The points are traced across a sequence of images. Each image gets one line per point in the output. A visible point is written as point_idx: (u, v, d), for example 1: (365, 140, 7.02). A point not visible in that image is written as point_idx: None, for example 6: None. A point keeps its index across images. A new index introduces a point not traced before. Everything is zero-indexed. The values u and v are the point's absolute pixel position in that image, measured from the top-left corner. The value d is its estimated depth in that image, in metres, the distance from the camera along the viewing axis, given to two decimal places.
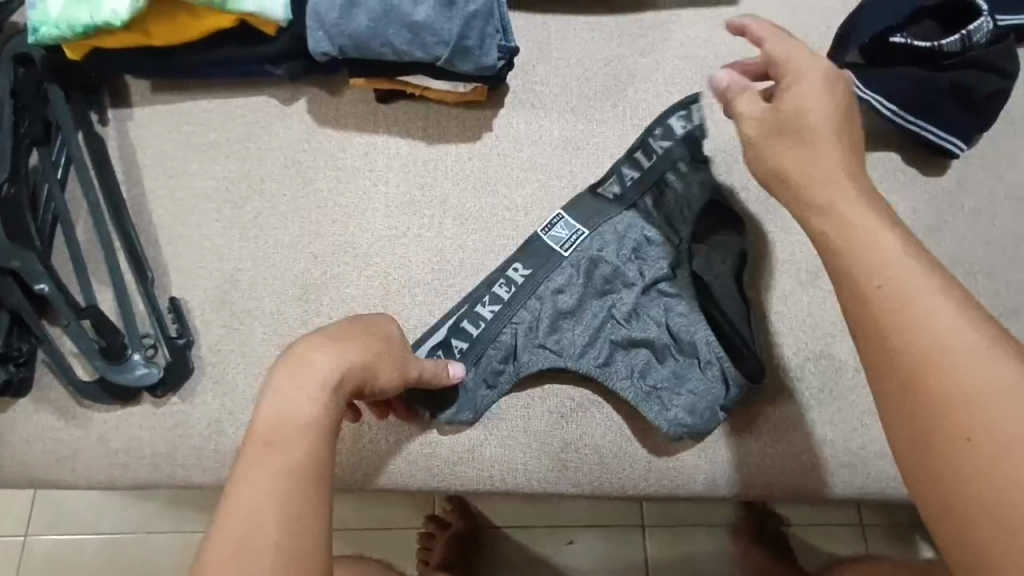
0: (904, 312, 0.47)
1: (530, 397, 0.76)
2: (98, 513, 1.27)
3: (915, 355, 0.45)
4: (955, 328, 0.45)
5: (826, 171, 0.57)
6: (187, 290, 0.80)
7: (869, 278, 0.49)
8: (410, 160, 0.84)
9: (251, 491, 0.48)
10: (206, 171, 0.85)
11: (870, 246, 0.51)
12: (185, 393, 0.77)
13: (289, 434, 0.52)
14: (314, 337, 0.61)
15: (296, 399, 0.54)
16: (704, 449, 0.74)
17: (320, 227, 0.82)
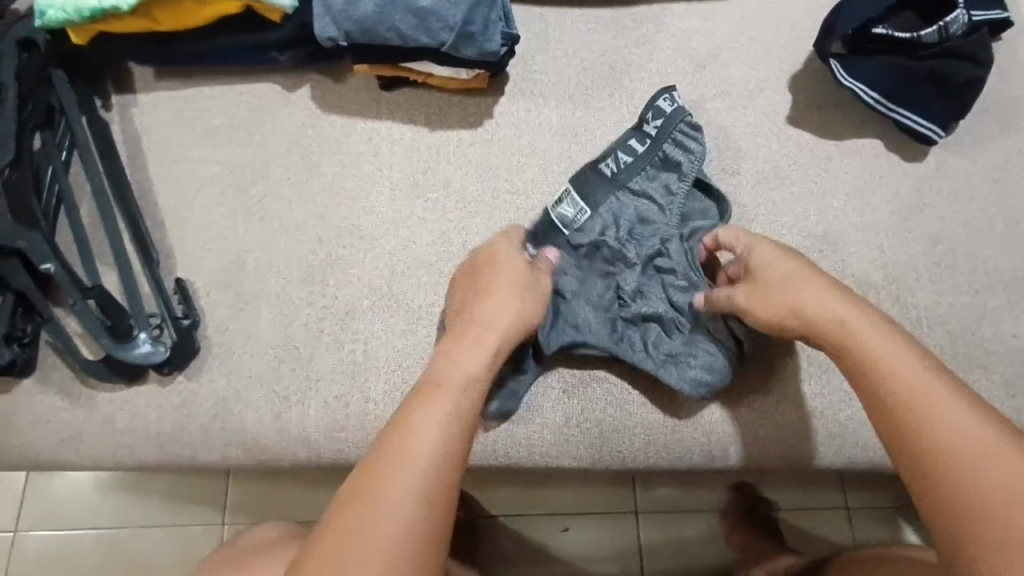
0: (902, 401, 0.56)
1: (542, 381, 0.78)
2: (92, 507, 1.26)
3: (934, 459, 0.53)
4: (963, 421, 0.53)
5: (811, 281, 0.66)
6: (192, 272, 0.81)
7: (880, 373, 0.58)
8: (413, 146, 0.86)
9: (403, 427, 0.56)
10: (210, 155, 0.86)
11: (868, 348, 0.60)
12: (192, 373, 0.78)
13: (466, 382, 0.61)
14: (484, 288, 0.70)
15: (477, 358, 0.63)
16: (700, 422, 0.77)
17: (325, 210, 0.83)
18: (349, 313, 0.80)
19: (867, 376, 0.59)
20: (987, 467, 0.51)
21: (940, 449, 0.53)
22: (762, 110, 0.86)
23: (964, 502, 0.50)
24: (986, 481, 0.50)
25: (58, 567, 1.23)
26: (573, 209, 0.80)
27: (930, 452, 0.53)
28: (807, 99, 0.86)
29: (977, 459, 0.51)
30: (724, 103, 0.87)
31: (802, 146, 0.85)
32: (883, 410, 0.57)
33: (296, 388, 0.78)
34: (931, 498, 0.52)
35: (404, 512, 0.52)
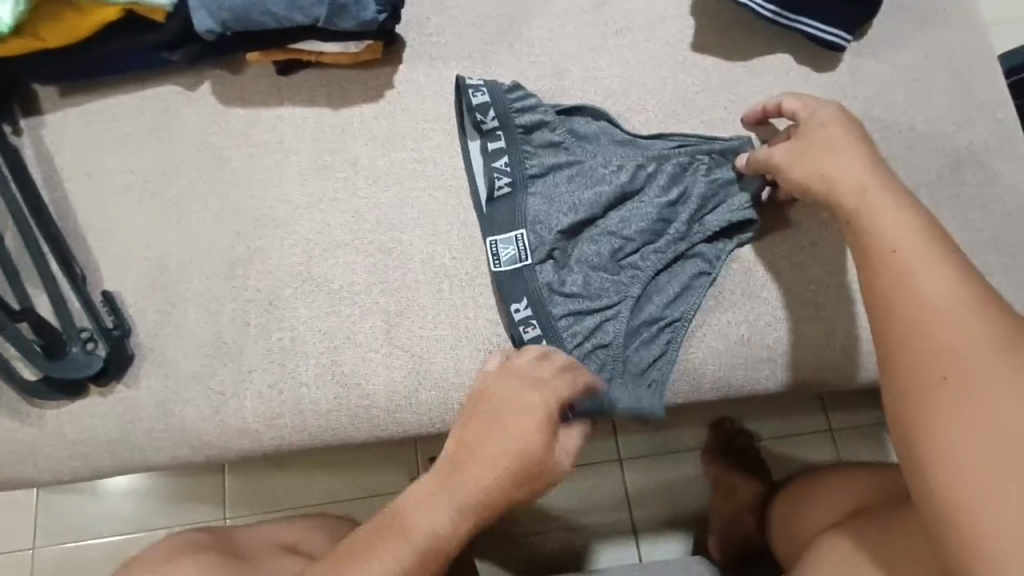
0: (894, 255, 0.60)
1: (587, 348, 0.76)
2: (97, 519, 1.32)
3: (908, 314, 0.57)
4: (945, 283, 0.57)
5: (831, 157, 0.68)
6: (118, 282, 0.83)
7: (875, 232, 0.62)
8: (318, 128, 0.85)
9: (356, 556, 0.57)
10: (123, 165, 0.86)
11: (877, 209, 0.64)
12: (130, 379, 0.80)
13: (434, 539, 0.59)
14: (468, 465, 0.62)
15: (446, 503, 0.60)
16: (629, 367, 0.76)
17: (238, 204, 0.84)
18: (274, 302, 0.81)
19: (867, 242, 0.63)
20: (946, 320, 0.55)
21: (912, 300, 0.57)
22: (666, 41, 0.83)
23: (911, 346, 0.56)
24: (946, 330, 0.55)
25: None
26: (566, 170, 0.80)
27: (908, 305, 0.57)
28: (709, 23, 0.83)
29: (939, 316, 0.56)
30: (626, 39, 0.84)
31: (708, 71, 0.82)
32: (870, 265, 0.62)
33: (231, 382, 0.79)
34: (893, 345, 0.57)
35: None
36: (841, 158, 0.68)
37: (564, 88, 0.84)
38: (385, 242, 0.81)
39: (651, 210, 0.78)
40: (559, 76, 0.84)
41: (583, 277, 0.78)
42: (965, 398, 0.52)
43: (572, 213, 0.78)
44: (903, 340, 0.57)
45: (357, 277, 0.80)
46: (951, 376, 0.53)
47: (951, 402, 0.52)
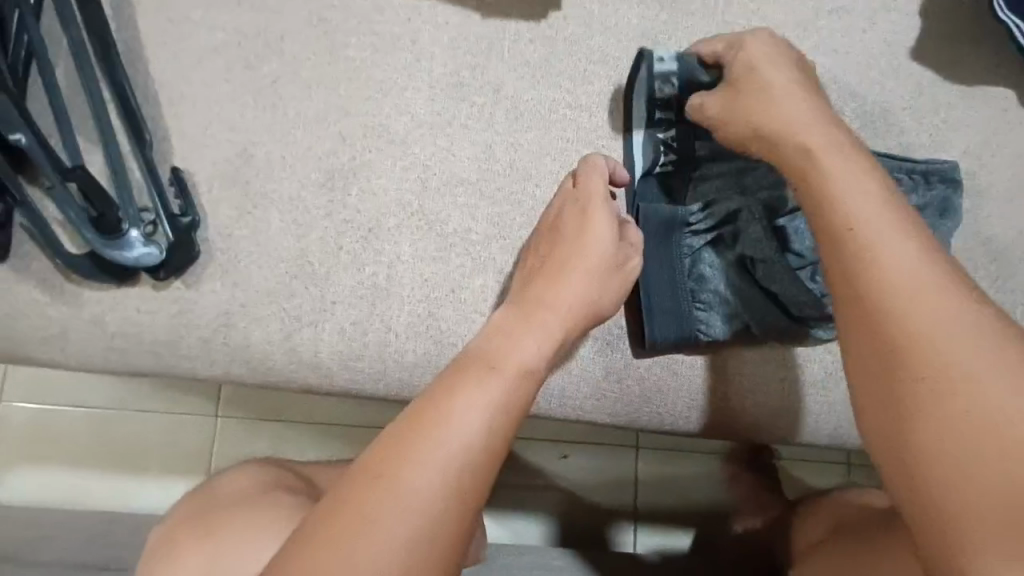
0: (893, 284, 0.46)
1: (714, 367, 0.70)
2: (79, 387, 1.19)
3: (919, 365, 0.43)
4: (949, 324, 0.43)
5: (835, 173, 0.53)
6: (192, 162, 0.69)
7: (857, 252, 0.48)
8: (460, 35, 0.71)
9: (443, 401, 0.49)
10: (215, 19, 0.70)
11: (858, 213, 0.50)
12: (191, 279, 0.68)
13: (524, 369, 0.53)
14: (559, 253, 0.62)
15: (530, 335, 0.56)
16: (754, 392, 0.70)
17: (350, 104, 0.70)
18: (374, 230, 0.69)
19: (858, 272, 0.47)
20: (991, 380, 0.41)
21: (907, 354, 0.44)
22: (884, 37, 0.71)
23: (918, 408, 0.42)
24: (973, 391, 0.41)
25: (44, 445, 1.18)
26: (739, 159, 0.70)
27: (906, 349, 0.44)
28: (939, 28, 0.71)
29: (980, 376, 0.41)
30: (839, 22, 0.71)
31: (921, 89, 0.71)
32: (858, 286, 0.47)
33: (309, 309, 0.69)
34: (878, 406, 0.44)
35: (414, 517, 0.45)
36: (829, 148, 0.55)
37: None
38: (515, 192, 0.70)
39: None
40: None
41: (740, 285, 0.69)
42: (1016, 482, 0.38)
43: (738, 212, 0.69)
44: (919, 396, 0.42)
45: (475, 225, 0.70)
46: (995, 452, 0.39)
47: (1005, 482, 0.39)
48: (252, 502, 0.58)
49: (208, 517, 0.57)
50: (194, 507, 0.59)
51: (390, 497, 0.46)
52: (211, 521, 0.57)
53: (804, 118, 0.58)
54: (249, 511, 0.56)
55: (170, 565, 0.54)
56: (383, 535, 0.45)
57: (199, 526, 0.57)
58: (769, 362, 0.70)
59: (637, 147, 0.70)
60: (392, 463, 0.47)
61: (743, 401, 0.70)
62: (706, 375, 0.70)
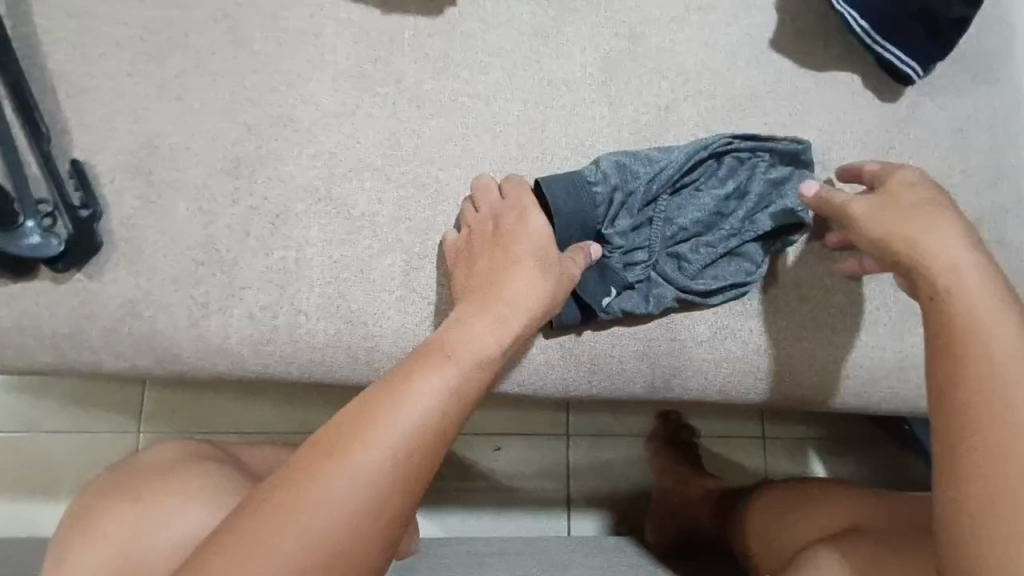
0: (958, 310, 0.58)
1: (614, 333, 0.75)
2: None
3: (975, 387, 0.54)
4: (1009, 341, 0.55)
5: (939, 222, 0.63)
6: (93, 154, 0.69)
7: (959, 304, 0.58)
8: (362, 29, 0.75)
9: (404, 387, 0.55)
10: (114, 14, 0.71)
11: (963, 268, 0.60)
12: (93, 270, 0.68)
13: (477, 357, 0.60)
14: (505, 248, 0.69)
15: (485, 326, 0.63)
16: (648, 352, 0.75)
17: (255, 95, 0.72)
18: (281, 216, 0.71)
19: (937, 322, 0.58)
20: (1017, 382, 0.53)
21: (975, 364, 0.55)
22: (748, 31, 0.80)
23: (981, 410, 0.53)
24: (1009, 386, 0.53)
25: None
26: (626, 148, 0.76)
27: (966, 379, 0.55)
28: (793, 23, 0.80)
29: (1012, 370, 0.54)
30: (708, 18, 0.80)
31: (781, 76, 0.80)
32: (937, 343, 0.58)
33: (218, 295, 0.70)
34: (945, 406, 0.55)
35: (362, 485, 0.50)
36: (942, 244, 0.61)
37: (637, 54, 0.78)
38: (419, 176, 0.74)
39: (707, 202, 0.75)
40: (634, 40, 0.79)
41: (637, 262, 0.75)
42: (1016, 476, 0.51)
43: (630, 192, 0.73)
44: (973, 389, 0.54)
45: (382, 207, 0.73)
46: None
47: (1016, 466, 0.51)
48: (173, 473, 0.64)
49: (132, 487, 0.63)
50: (116, 479, 0.65)
51: (346, 466, 0.50)
52: (133, 489, 0.63)
53: (950, 249, 0.61)
54: (171, 482, 0.63)
55: (96, 530, 0.60)
56: (332, 496, 0.49)
57: (123, 493, 0.62)
58: (664, 325, 0.76)
59: (533, 132, 0.76)
60: (351, 434, 0.52)
61: (640, 363, 0.75)
62: (607, 341, 0.75)
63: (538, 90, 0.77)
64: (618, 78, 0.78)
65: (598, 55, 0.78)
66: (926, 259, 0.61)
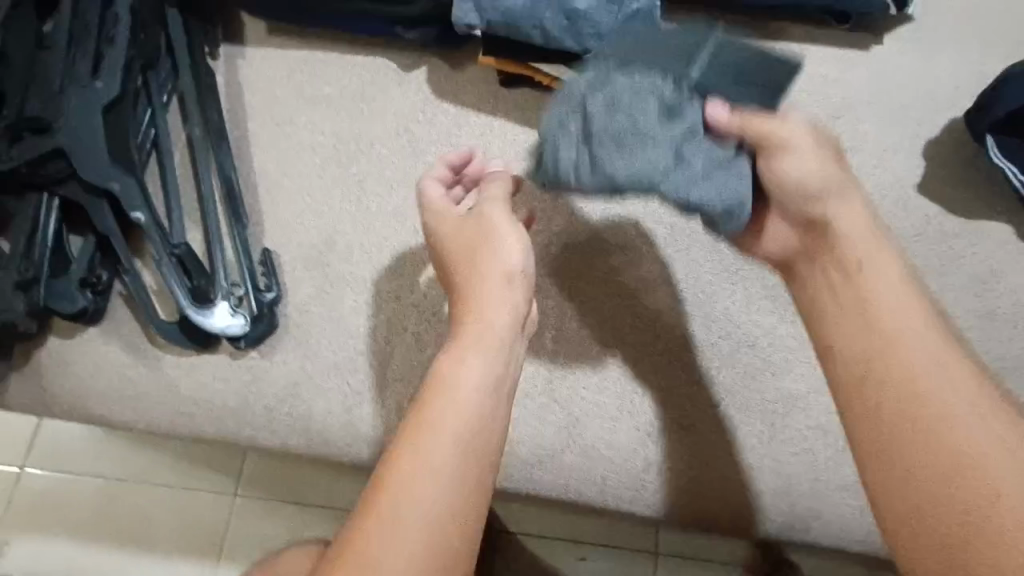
0: (914, 378, 0.48)
1: (751, 465, 0.73)
2: (57, 472, 0.99)
3: (921, 437, 0.46)
4: (975, 425, 0.45)
5: (883, 259, 0.54)
6: (280, 244, 0.77)
7: (883, 344, 0.50)
8: (526, 150, 0.82)
9: (393, 473, 0.49)
10: (313, 125, 0.81)
11: (881, 312, 0.51)
12: (265, 350, 0.73)
13: (472, 400, 0.52)
14: (461, 244, 0.61)
15: (468, 362, 0.54)
16: (786, 489, 0.73)
17: (425, 202, 0.79)
18: (438, 315, 0.75)
19: (867, 352, 0.50)
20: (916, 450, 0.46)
21: (922, 419, 0.46)
22: (894, 173, 0.82)
23: (954, 492, 0.44)
24: (969, 440, 0.45)
25: (43, 513, 0.98)
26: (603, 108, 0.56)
27: (914, 435, 0.46)
28: (940, 169, 0.82)
29: (988, 462, 0.44)
30: (853, 159, 0.83)
31: (928, 218, 0.81)
32: (866, 387, 0.49)
33: (371, 384, 0.73)
34: (873, 436, 0.48)
35: None
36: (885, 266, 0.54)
37: None
38: None
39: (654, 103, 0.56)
40: None
41: (685, 112, 0.56)
42: (988, 526, 0.42)
43: (622, 156, 0.56)
44: (915, 442, 0.46)
45: None
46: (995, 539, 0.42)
47: (989, 526, 0.42)
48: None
49: None
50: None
51: None
52: None
53: (867, 239, 0.55)
54: None
55: None
56: None
57: None
58: (805, 463, 0.73)
59: (678, 254, 0.79)
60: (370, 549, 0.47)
61: (781, 500, 0.72)
62: (747, 474, 0.73)
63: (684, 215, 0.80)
64: None
65: None
66: (873, 332, 0.51)
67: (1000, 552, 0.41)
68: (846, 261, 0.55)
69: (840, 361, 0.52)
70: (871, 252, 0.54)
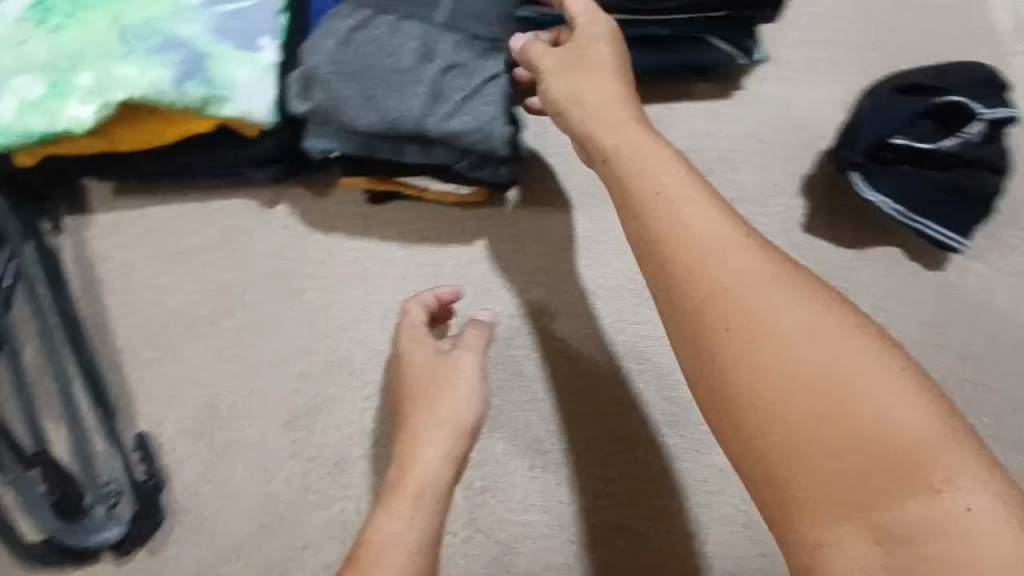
0: (798, 369, 0.41)
1: (695, 554, 0.70)
2: None
3: (798, 434, 0.40)
4: (890, 407, 0.39)
5: (727, 241, 0.46)
6: (156, 422, 0.71)
7: (751, 300, 0.43)
8: (407, 266, 0.78)
9: None
10: (176, 284, 0.76)
11: (756, 304, 0.43)
12: (155, 546, 0.67)
13: (400, 560, 0.52)
14: (422, 385, 0.64)
15: (398, 525, 0.54)
16: (737, 571, 0.69)
17: (309, 343, 0.74)
18: (341, 464, 0.70)
19: (727, 356, 0.43)
20: (817, 418, 0.40)
21: (779, 422, 0.41)
22: (777, 218, 0.82)
23: (863, 493, 0.38)
24: (829, 437, 0.39)
25: None
26: None
27: (795, 421, 0.40)
28: (820, 206, 0.83)
29: (885, 421, 0.39)
30: (736, 210, 0.82)
31: (814, 258, 0.81)
32: (720, 343, 0.43)
33: (280, 559, 0.67)
34: (800, 445, 0.40)
35: None
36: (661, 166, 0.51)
37: None
38: None
39: None
40: None
41: None
42: (880, 507, 0.38)
43: None
44: (830, 444, 0.39)
45: None
46: (909, 537, 0.37)
47: (894, 506, 0.38)
48: None
49: None
50: None
51: None
52: None
53: (714, 230, 0.47)
54: None
55: None
56: None
57: None
58: (751, 539, 0.70)
59: (583, 344, 0.76)
60: None
61: None
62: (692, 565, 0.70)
63: (583, 302, 0.77)
64: None
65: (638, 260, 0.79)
66: (751, 311, 0.43)
67: (884, 506, 0.38)
68: (662, 174, 0.51)
69: (675, 292, 0.46)
70: (722, 232, 0.47)
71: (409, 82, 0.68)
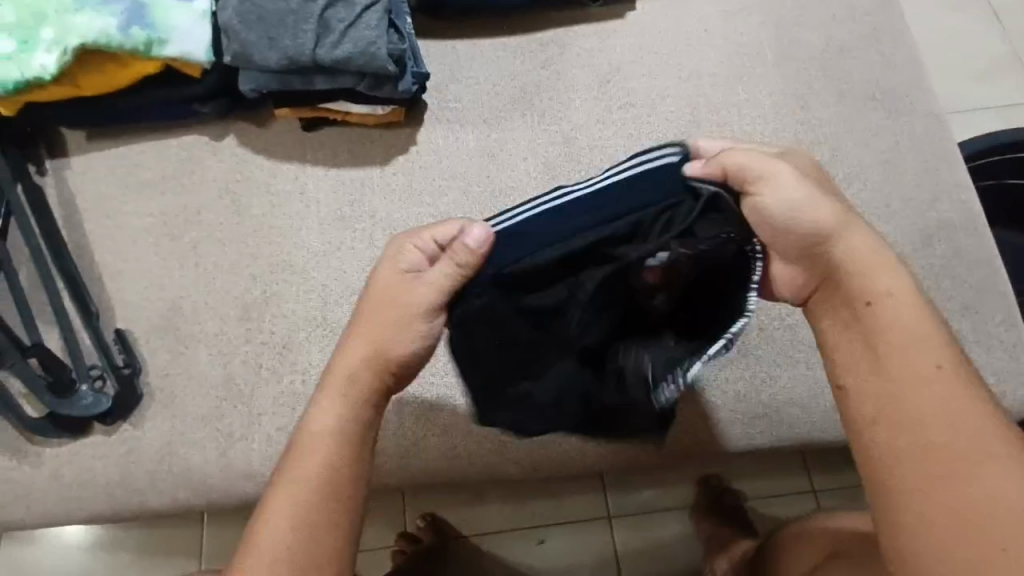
0: (929, 357, 0.52)
1: None
2: None
3: (913, 416, 0.51)
4: (981, 429, 0.49)
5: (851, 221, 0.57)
6: (131, 321, 0.84)
7: (921, 372, 0.52)
8: (338, 180, 0.89)
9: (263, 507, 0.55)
10: (143, 209, 0.89)
11: (949, 384, 0.51)
12: (135, 419, 0.80)
13: (330, 443, 0.57)
14: (376, 299, 0.62)
15: (341, 408, 0.59)
16: None
17: (257, 249, 0.86)
18: (288, 346, 0.82)
19: (901, 383, 0.52)
20: (952, 418, 0.50)
21: (915, 409, 0.51)
22: (665, 117, 0.92)
23: (949, 470, 0.48)
24: (945, 443, 0.49)
25: None
26: None
27: (915, 423, 0.50)
28: (704, 103, 0.92)
29: (968, 456, 0.48)
30: (629, 113, 0.92)
31: None
32: (884, 352, 0.53)
33: (239, 424, 0.80)
34: (887, 412, 0.52)
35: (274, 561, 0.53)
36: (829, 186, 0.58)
37: (573, 154, 0.90)
38: None
39: None
40: (568, 143, 0.91)
41: None
42: (931, 492, 0.48)
43: None
44: (933, 436, 0.49)
45: None
46: (983, 522, 0.46)
47: (962, 501, 0.47)
48: None
49: None
50: None
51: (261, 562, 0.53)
52: None
53: (922, 328, 0.53)
54: None
55: None
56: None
57: None
58: None
59: None
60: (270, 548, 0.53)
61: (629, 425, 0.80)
62: None
63: (492, 200, 0.89)
64: (559, 177, 0.90)
65: (539, 162, 0.90)
66: (890, 317, 0.54)
67: (920, 506, 0.48)
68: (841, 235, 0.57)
69: (878, 338, 0.54)
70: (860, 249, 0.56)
71: (298, 20, 0.78)
